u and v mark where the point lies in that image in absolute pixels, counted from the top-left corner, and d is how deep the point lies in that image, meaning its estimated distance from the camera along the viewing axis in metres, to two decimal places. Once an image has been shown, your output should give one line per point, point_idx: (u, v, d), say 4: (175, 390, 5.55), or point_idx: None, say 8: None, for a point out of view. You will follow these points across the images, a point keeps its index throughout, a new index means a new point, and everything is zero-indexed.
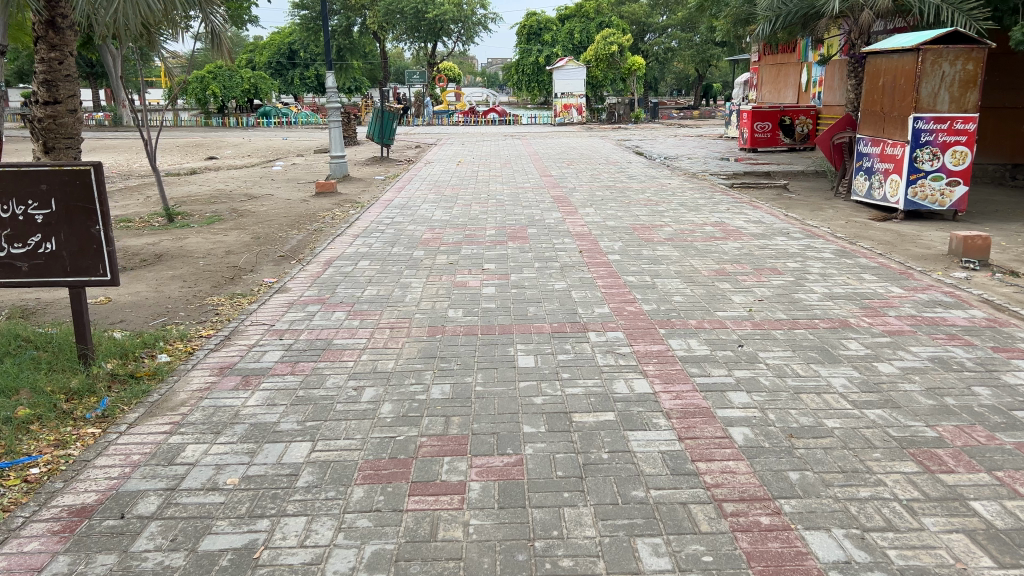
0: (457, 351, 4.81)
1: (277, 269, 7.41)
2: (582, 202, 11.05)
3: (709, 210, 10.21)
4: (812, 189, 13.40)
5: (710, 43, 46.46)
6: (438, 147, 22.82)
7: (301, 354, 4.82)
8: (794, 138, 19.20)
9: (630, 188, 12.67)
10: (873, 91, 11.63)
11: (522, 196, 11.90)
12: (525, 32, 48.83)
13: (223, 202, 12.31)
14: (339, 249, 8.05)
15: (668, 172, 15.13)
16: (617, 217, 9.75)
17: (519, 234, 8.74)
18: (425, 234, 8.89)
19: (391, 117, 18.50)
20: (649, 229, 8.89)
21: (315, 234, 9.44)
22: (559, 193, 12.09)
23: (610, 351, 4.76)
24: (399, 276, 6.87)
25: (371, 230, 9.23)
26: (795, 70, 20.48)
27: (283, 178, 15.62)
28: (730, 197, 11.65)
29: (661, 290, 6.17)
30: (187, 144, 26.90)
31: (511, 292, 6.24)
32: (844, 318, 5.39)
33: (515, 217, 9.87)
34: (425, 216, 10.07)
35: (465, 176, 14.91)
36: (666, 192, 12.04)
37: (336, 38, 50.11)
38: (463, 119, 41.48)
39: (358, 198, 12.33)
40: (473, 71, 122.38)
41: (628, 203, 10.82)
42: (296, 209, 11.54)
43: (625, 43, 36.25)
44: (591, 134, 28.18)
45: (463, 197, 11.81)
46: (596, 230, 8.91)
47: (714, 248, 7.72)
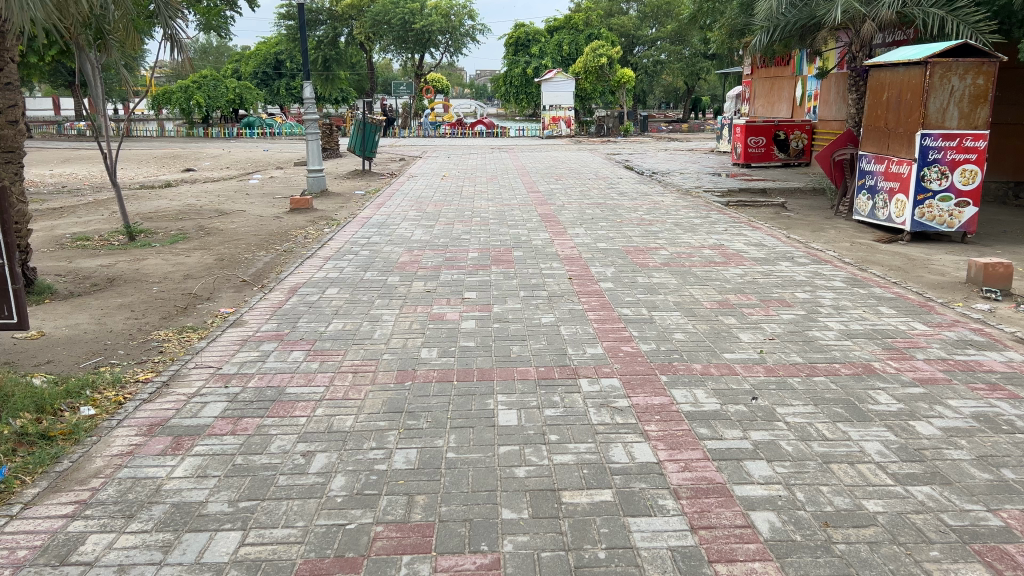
0: (427, 403, 4.16)
1: (236, 298, 6.74)
2: (572, 221, 10.45)
3: (705, 231, 9.63)
4: (810, 207, 12.85)
5: (700, 56, 46.23)
6: (424, 160, 22.23)
7: (246, 408, 4.15)
8: (788, 154, 18.75)
9: (621, 206, 12.08)
10: (877, 106, 11.11)
11: (508, 213, 11.30)
12: (513, 43, 48.39)
13: (191, 219, 11.64)
14: (307, 274, 7.40)
15: (661, 189, 14.57)
16: (609, 238, 9.15)
17: (504, 257, 8.11)
18: (403, 255, 8.25)
19: (373, 129, 17.90)
20: (643, 252, 8.29)
21: (284, 255, 8.78)
22: (547, 211, 11.48)
23: (605, 404, 4.12)
24: (371, 306, 6.23)
25: (344, 251, 8.59)
26: (790, 83, 20.03)
27: (259, 192, 14.95)
28: (727, 217, 11.08)
29: (660, 325, 5.55)
30: (165, 155, 26.16)
31: (494, 326, 5.60)
32: (867, 363, 4.78)
33: (500, 237, 9.25)
34: (404, 236, 9.43)
35: (450, 191, 14.30)
36: (659, 211, 11.45)
37: (322, 49, 49.50)
38: (450, 131, 40.90)
39: (335, 215, 11.69)
40: (462, 84, 122.15)
41: (620, 222, 10.23)
42: (268, 227, 10.88)
43: (614, 55, 35.79)
44: (580, 147, 27.65)
45: (446, 215, 11.19)
46: (586, 252, 8.30)
47: (715, 276, 7.13)
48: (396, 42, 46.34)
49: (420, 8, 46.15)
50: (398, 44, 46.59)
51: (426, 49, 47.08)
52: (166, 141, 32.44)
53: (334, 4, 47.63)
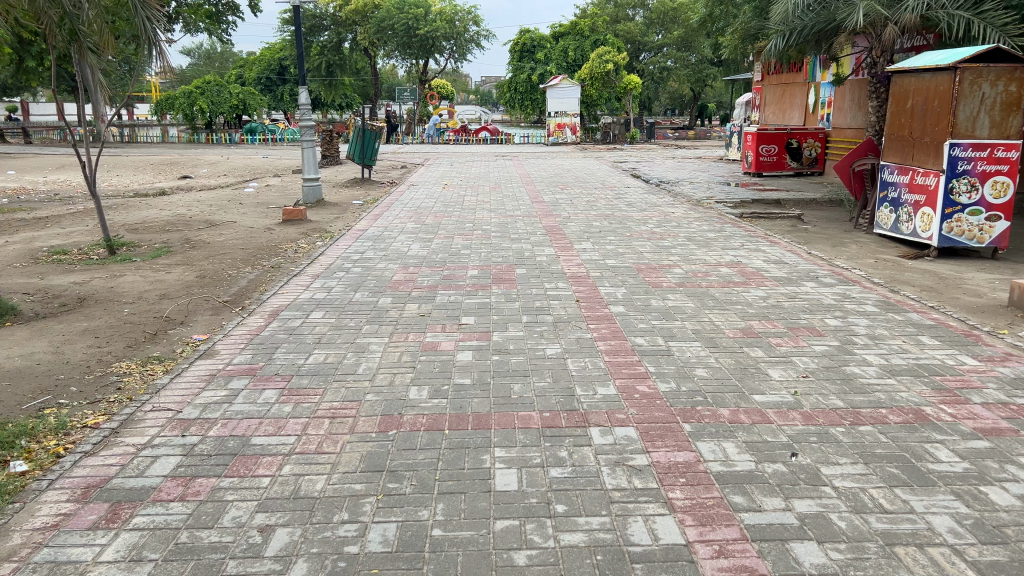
0: (413, 459, 3.58)
1: (212, 322, 6.18)
2: (578, 234, 9.87)
3: (720, 246, 9.05)
4: (828, 219, 12.25)
5: (707, 62, 45.78)
6: (426, 167, 21.69)
7: (202, 465, 3.58)
8: (801, 162, 18.16)
9: (630, 218, 11.50)
10: (901, 114, 10.52)
11: (511, 226, 10.72)
12: (517, 49, 47.95)
13: (178, 230, 11.10)
14: (292, 295, 6.83)
15: (670, 199, 13.99)
16: (618, 253, 8.58)
17: (505, 275, 7.53)
18: (397, 273, 7.68)
19: (372, 136, 17.36)
20: (656, 270, 7.71)
21: (271, 272, 8.22)
22: (553, 223, 10.90)
23: (619, 462, 3.54)
24: (358, 332, 5.65)
25: (335, 267, 8.02)
26: (802, 90, 19.45)
27: (253, 201, 14.41)
28: (742, 230, 10.49)
29: (679, 359, 4.96)
30: (163, 162, 25.65)
31: (493, 358, 5.03)
32: (918, 408, 4.18)
33: (502, 253, 8.68)
34: (400, 251, 8.86)
35: (450, 201, 13.73)
36: (669, 224, 10.88)
37: (326, 54, 49.09)
38: (454, 138, 40.36)
39: (329, 227, 11.14)
40: (467, 90, 121.96)
41: (630, 237, 9.66)
42: (259, 240, 10.33)
43: (621, 61, 35.21)
44: (585, 155, 27.07)
45: (446, 228, 10.62)
46: (593, 270, 7.72)
47: (735, 298, 6.54)
48: (400, 48, 45.85)
49: (424, 13, 45.68)
50: (402, 50, 46.10)
51: (430, 55, 46.57)
52: (166, 148, 31.96)
53: (337, 10, 47.21)
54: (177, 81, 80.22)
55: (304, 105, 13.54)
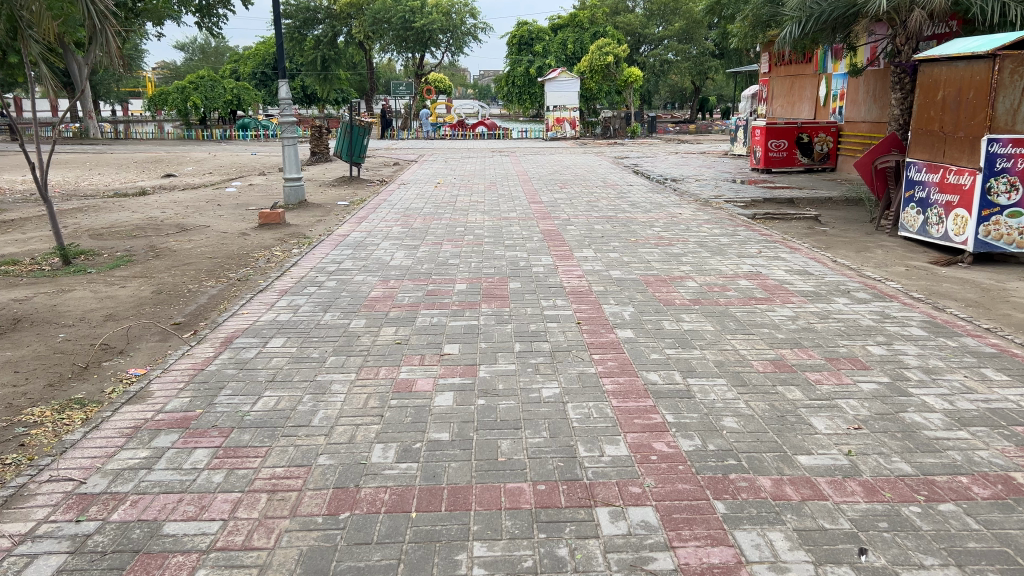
0: (366, 561, 2.74)
1: (156, 353, 5.33)
2: (578, 240, 9.04)
3: (736, 254, 8.21)
4: (847, 220, 11.40)
5: (707, 55, 44.93)
6: (419, 165, 20.85)
7: (89, 570, 2.74)
8: (811, 158, 17.34)
9: (635, 221, 10.65)
10: (929, 107, 9.68)
11: (505, 230, 9.88)
12: (515, 42, 47.15)
13: (145, 236, 10.25)
14: (253, 317, 6.00)
15: (676, 198, 13.13)
16: (623, 263, 7.74)
17: (497, 290, 6.70)
18: (376, 288, 6.83)
19: (361, 133, 16.53)
20: (666, 284, 6.88)
21: (237, 285, 7.38)
22: (551, 228, 10.06)
23: (636, 565, 2.71)
24: (321, 366, 4.82)
25: (308, 281, 7.19)
26: (813, 80, 18.62)
27: (232, 203, 13.57)
28: (757, 234, 9.66)
29: (703, 404, 4.12)
30: (147, 160, 24.78)
31: (477, 401, 4.18)
32: (1007, 475, 3.35)
33: (494, 262, 7.85)
34: (382, 260, 8.04)
35: (442, 202, 12.88)
36: (677, 227, 10.04)
37: (320, 48, 48.15)
38: (451, 133, 39.39)
39: (308, 232, 10.30)
40: (465, 84, 120.98)
41: (636, 243, 8.82)
42: (230, 247, 9.48)
43: (621, 54, 34.34)
44: (585, 151, 26.21)
45: (436, 232, 9.79)
46: (595, 283, 6.89)
47: (760, 320, 5.71)
48: (396, 42, 44.96)
49: (421, 6, 44.71)
50: (398, 43, 45.21)
51: (426, 48, 45.68)
52: (154, 145, 31.09)
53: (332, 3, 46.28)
54: (171, 76, 79.22)
55: (285, 100, 12.63)
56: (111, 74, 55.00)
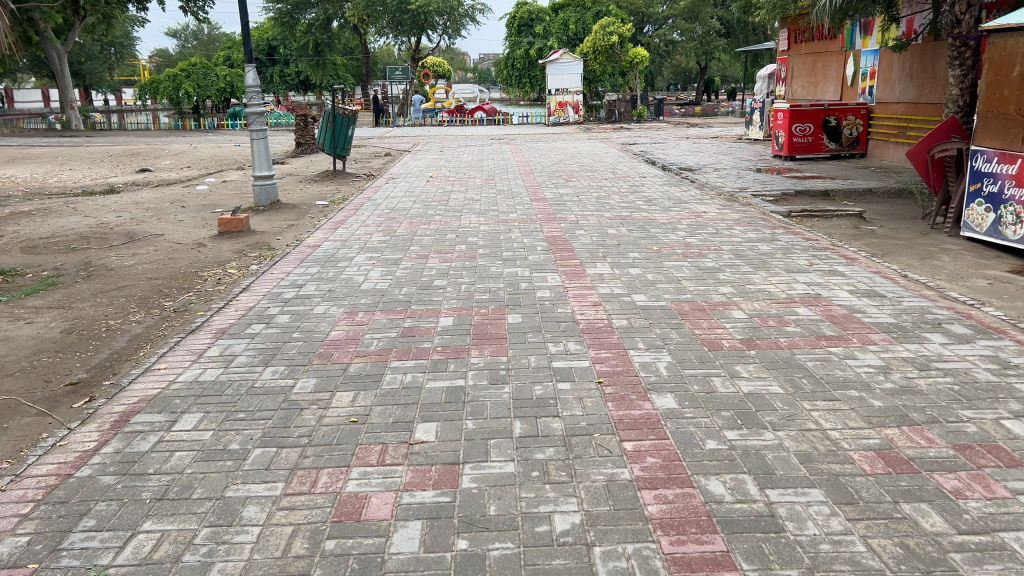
0: None
1: (24, 436, 3.89)
2: (589, 251, 7.59)
3: (783, 269, 6.75)
4: (896, 217, 9.93)
5: (714, 33, 43.19)
6: (413, 155, 19.39)
7: None
8: (840, 143, 15.85)
9: (655, 222, 9.20)
10: (999, 85, 8.12)
11: (503, 238, 8.44)
12: (515, 23, 45.62)
13: (85, 250, 8.83)
14: (170, 376, 4.57)
15: (696, 193, 11.67)
16: (649, 283, 6.30)
17: (491, 327, 5.27)
18: (337, 326, 5.41)
19: (345, 123, 15.05)
20: (706, 314, 5.45)
21: (170, 321, 5.95)
22: (557, 234, 8.62)
23: None
24: (235, 471, 3.38)
25: (255, 315, 5.76)
26: (838, 58, 17.09)
27: (199, 205, 12.14)
28: (799, 238, 8.20)
29: (800, 551, 2.68)
30: (125, 153, 23.31)
31: (458, 544, 2.76)
32: None
33: (490, 283, 6.44)
34: (353, 282, 6.61)
35: (432, 201, 11.42)
36: (705, 231, 8.59)
37: (313, 33, 46.62)
38: (448, 119, 37.84)
39: (274, 241, 8.88)
40: (465, 68, 119.23)
41: (660, 254, 7.37)
42: (179, 262, 8.04)
43: (626, 33, 32.68)
44: (589, 136, 24.68)
45: (422, 242, 8.35)
46: (616, 316, 5.44)
47: (842, 377, 4.26)
48: (392, 25, 43.36)
49: None
50: (394, 27, 43.54)
51: (423, 32, 44.03)
52: (138, 136, 29.68)
53: None
54: (165, 63, 77.45)
55: (252, 88, 11.08)
56: (101, 63, 53.42)
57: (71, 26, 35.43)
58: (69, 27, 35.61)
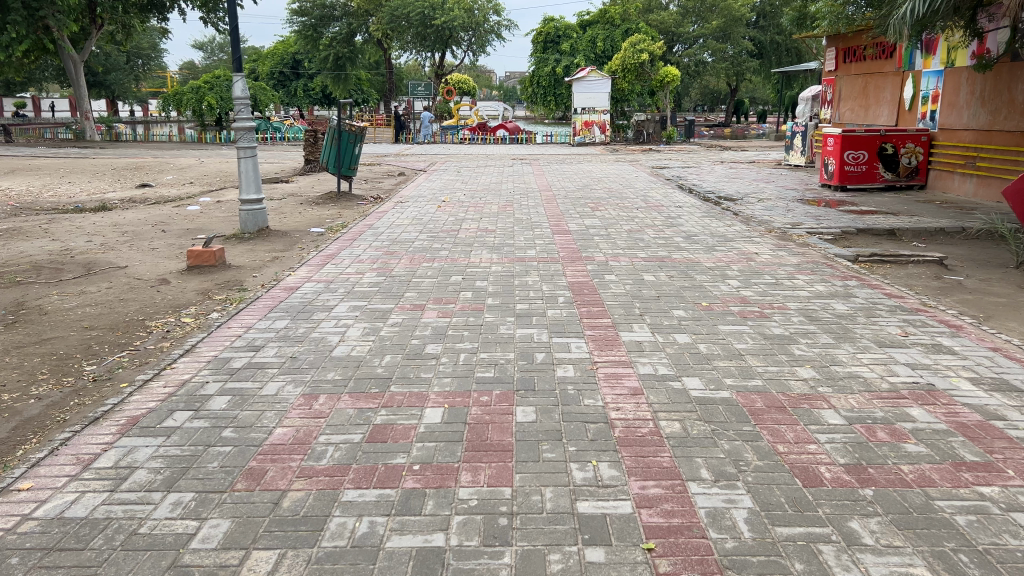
0: None
1: None
2: (624, 306, 6.17)
3: (873, 341, 5.29)
4: (983, 265, 8.44)
5: (746, 54, 41.83)
6: (428, 176, 18.10)
7: None
8: (897, 173, 14.34)
9: (700, 267, 7.77)
10: None
11: (518, 283, 7.05)
12: (541, 40, 44.58)
13: (29, 284, 7.52)
14: (26, 507, 3.17)
15: (743, 229, 10.23)
16: (704, 360, 4.86)
17: (492, 428, 3.84)
18: (288, 419, 4.01)
19: (350, 140, 13.69)
20: (788, 416, 4.00)
21: (80, 395, 4.58)
22: (582, 279, 7.23)
23: None
24: None
25: (188, 395, 4.39)
26: (894, 80, 15.62)
27: (183, 229, 10.89)
28: (880, 293, 6.73)
29: None
30: (128, 166, 22.21)
31: None
32: None
33: (498, 352, 5.05)
34: (325, 345, 5.23)
35: (440, 231, 10.08)
36: (763, 281, 7.15)
37: (336, 46, 45.79)
38: (470, 137, 36.65)
39: (250, 279, 7.54)
40: (490, 86, 118.57)
41: (714, 313, 5.94)
42: (129, 305, 6.71)
43: (656, 51, 31.34)
44: (616, 159, 23.30)
45: (420, 286, 6.97)
46: (664, 415, 3.99)
47: (1022, 554, 2.78)
48: (416, 39, 42.34)
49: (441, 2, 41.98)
50: (418, 41, 42.53)
51: (447, 47, 42.96)
52: (148, 148, 28.68)
53: None
54: (189, 75, 77.07)
55: (241, 99, 9.78)
56: (124, 73, 52.93)
57: (88, 34, 34.60)
58: (86, 35, 34.88)
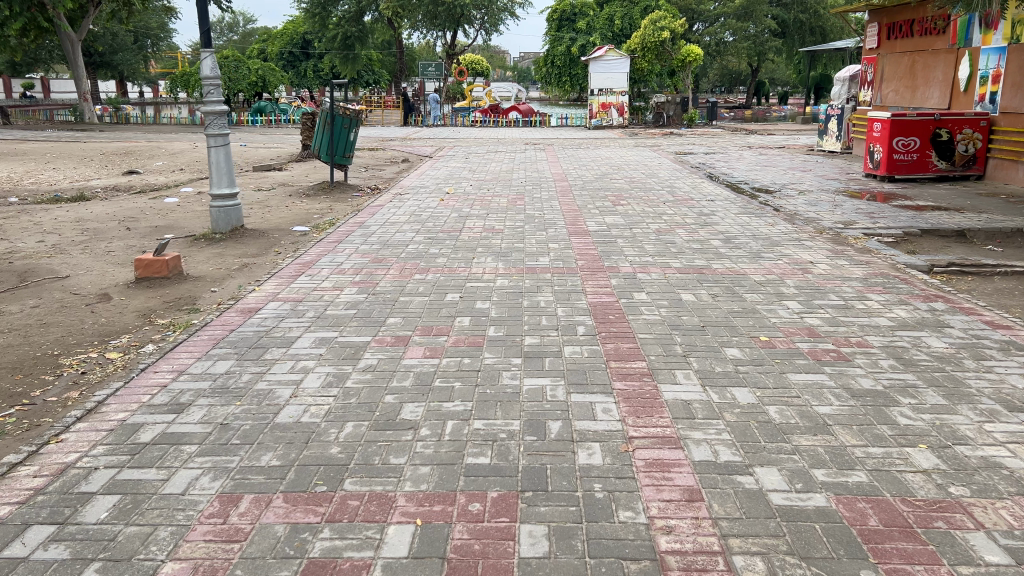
0: None
1: None
2: (662, 342, 4.86)
3: (998, 402, 3.97)
4: None
5: (768, 34, 40.16)
6: (434, 163, 16.82)
7: None
8: (952, 162, 12.99)
9: (748, 282, 6.44)
10: None
11: (527, 305, 5.76)
12: (555, 18, 43.15)
13: None
14: None
15: (788, 229, 8.90)
16: (778, 440, 3.55)
17: (484, 572, 2.56)
18: (185, 548, 2.74)
19: (345, 125, 12.34)
20: (924, 549, 2.69)
21: None
22: (607, 299, 5.93)
23: None
24: None
25: (60, 493, 3.12)
26: (948, 57, 14.18)
27: (151, 226, 9.64)
28: (979, 322, 5.41)
29: None
30: (118, 151, 20.98)
31: None
32: None
33: (500, 417, 3.78)
34: (271, 407, 3.96)
35: (440, 231, 8.81)
36: (830, 304, 5.82)
37: (345, 26, 44.44)
38: (481, 119, 35.27)
39: (207, 296, 6.27)
40: (504, 67, 116.79)
41: (777, 356, 4.63)
42: (49, 331, 5.46)
43: (678, 29, 29.77)
44: (636, 143, 21.88)
45: (406, 309, 5.69)
46: (738, 545, 2.71)
47: None
48: (427, 18, 40.87)
49: None
50: (428, 20, 41.04)
51: (459, 26, 41.44)
52: (146, 131, 27.44)
53: None
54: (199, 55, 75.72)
55: (211, 80, 8.51)
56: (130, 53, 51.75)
57: (86, 12, 33.33)
58: (84, 13, 33.55)
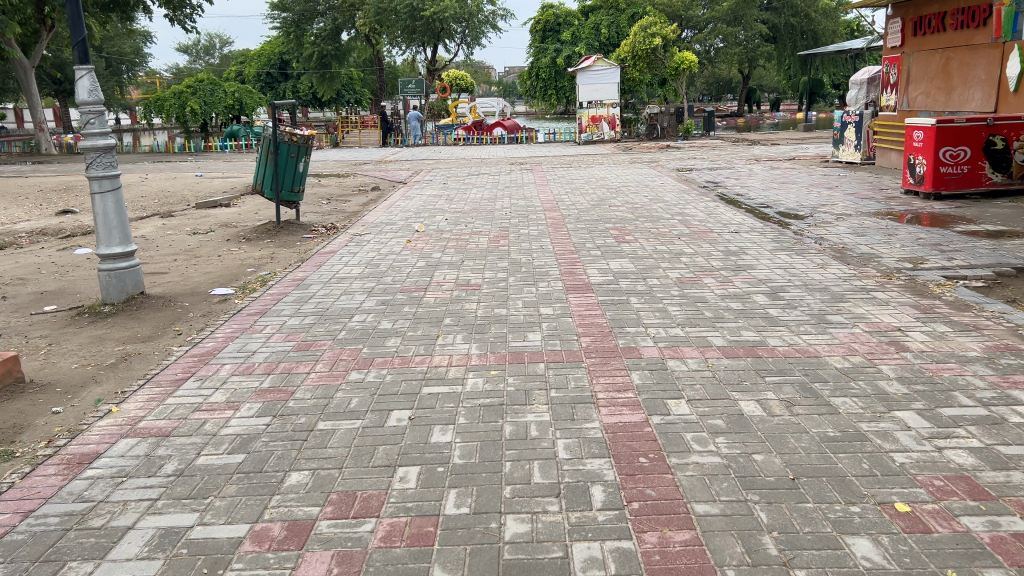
0: None
1: None
2: (739, 531, 2.84)
3: None
4: None
5: (760, 39, 38.46)
6: (408, 190, 14.83)
7: None
8: (1008, 174, 11.11)
9: (829, 375, 4.44)
10: None
11: (513, 434, 3.76)
12: (539, 29, 41.46)
13: None
14: None
15: (845, 274, 6.93)
16: None
17: None
18: None
19: (291, 154, 10.33)
20: None
21: None
22: (631, 417, 3.92)
23: None
24: None
25: None
26: (991, 53, 12.33)
27: (36, 293, 7.60)
28: None
29: None
30: (59, 186, 18.87)
31: None
32: None
33: None
34: None
35: (400, 290, 6.82)
36: (969, 416, 3.83)
37: (320, 44, 42.54)
38: (465, 137, 33.40)
39: (35, 426, 4.22)
40: (488, 81, 115.37)
41: (948, 566, 2.62)
42: None
43: (669, 35, 27.94)
44: (632, 159, 19.93)
45: (321, 450, 3.67)
46: None
47: None
48: (405, 34, 38.96)
49: None
50: (407, 36, 39.13)
51: (438, 41, 39.56)
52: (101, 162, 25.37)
53: None
54: (175, 80, 73.76)
55: (89, 106, 6.50)
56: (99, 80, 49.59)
57: (39, 37, 31.25)
58: (37, 39, 31.54)
